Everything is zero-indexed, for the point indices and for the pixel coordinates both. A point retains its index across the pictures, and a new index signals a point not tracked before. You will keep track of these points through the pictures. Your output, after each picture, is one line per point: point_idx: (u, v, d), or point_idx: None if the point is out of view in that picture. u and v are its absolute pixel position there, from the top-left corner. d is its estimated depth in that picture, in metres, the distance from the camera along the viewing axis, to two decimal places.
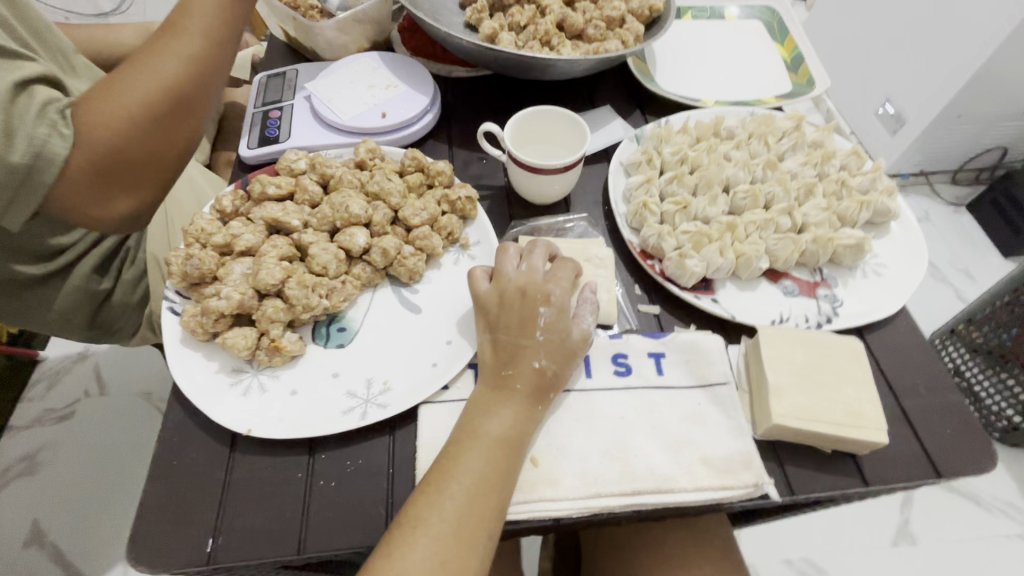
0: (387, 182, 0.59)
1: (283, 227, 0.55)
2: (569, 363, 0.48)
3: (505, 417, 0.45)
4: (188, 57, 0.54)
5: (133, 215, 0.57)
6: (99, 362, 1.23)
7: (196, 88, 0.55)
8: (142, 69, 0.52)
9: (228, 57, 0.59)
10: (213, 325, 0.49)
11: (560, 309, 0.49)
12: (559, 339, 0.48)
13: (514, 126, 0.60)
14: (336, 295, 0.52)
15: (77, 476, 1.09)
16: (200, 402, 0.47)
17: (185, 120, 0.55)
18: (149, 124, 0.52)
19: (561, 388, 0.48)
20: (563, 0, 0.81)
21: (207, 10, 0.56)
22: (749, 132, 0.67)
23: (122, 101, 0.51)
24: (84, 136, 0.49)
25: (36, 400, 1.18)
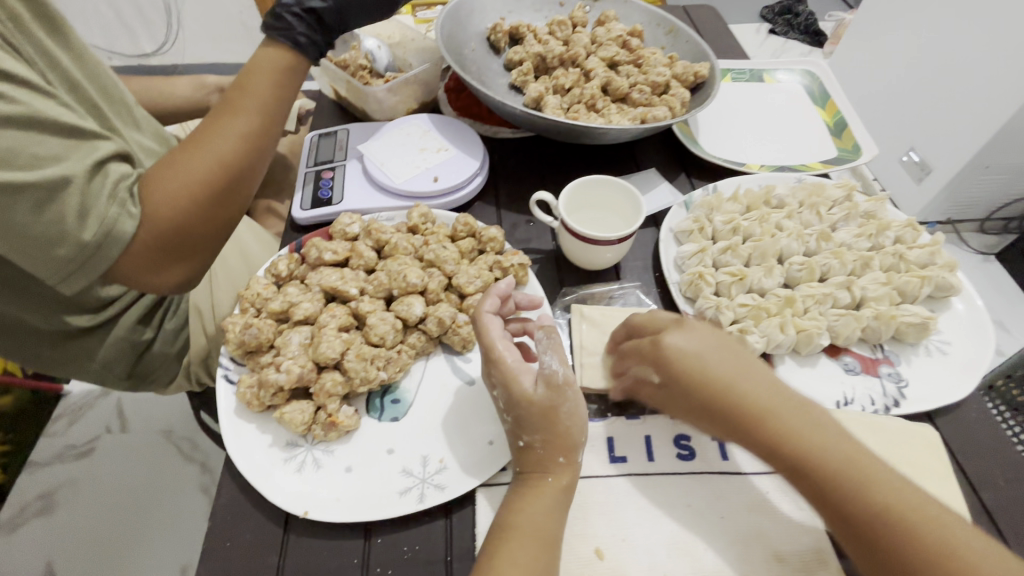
0: (442, 250, 0.59)
1: (340, 295, 0.55)
2: (547, 423, 0.45)
3: (542, 502, 0.43)
4: (246, 135, 0.55)
5: (184, 282, 0.58)
6: (121, 398, 1.22)
7: (251, 165, 0.56)
8: (202, 147, 0.53)
9: (280, 131, 0.60)
10: (271, 397, 0.48)
11: (502, 380, 0.47)
12: (522, 406, 0.46)
13: (568, 194, 0.60)
14: (392, 366, 0.51)
15: (93, 518, 1.07)
16: (255, 478, 0.46)
17: (238, 194, 0.56)
18: (208, 201, 0.53)
19: (559, 452, 0.45)
20: (606, 64, 0.83)
21: (262, 88, 0.57)
22: (799, 200, 0.67)
23: (183, 180, 0.52)
24: (149, 215, 0.50)
25: (57, 435, 1.17)
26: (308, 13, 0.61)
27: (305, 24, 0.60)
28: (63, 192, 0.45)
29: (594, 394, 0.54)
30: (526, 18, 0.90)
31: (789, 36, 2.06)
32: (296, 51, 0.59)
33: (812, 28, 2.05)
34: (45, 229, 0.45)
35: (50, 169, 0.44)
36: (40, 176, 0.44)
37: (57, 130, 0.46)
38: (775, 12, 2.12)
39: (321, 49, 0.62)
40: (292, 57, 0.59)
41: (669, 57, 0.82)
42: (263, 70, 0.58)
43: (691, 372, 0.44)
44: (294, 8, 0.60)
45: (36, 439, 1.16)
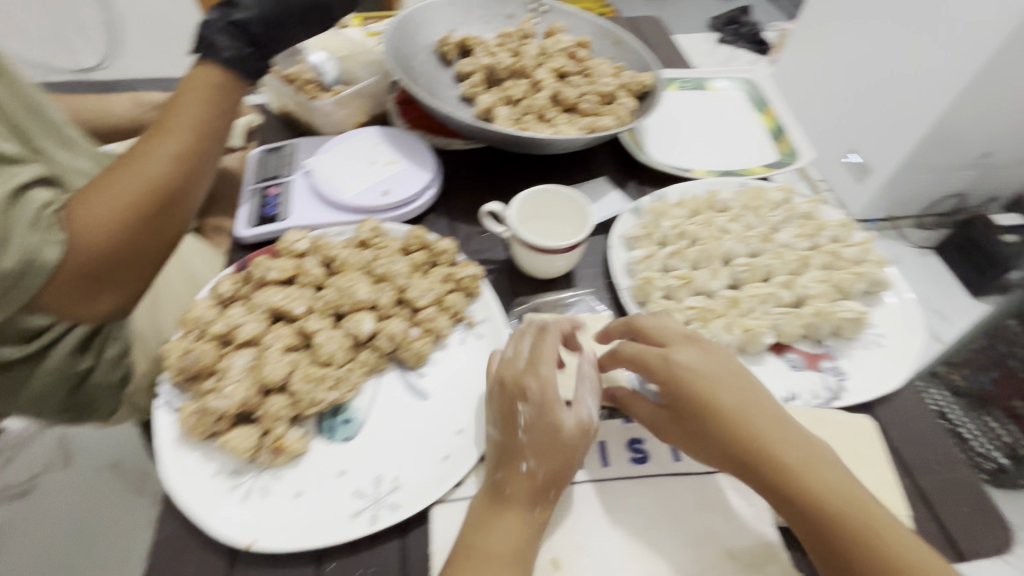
0: (394, 265, 0.58)
1: (286, 314, 0.53)
2: (560, 459, 0.45)
3: (506, 531, 0.43)
4: (180, 154, 0.54)
5: (119, 310, 0.56)
6: (65, 432, 1.15)
7: (186, 185, 0.54)
8: (132, 169, 0.51)
9: (218, 148, 0.58)
10: (214, 424, 0.46)
11: (542, 404, 0.46)
12: (546, 437, 0.45)
13: (518, 204, 0.60)
14: (343, 385, 0.50)
15: (33, 562, 1.00)
16: (196, 511, 0.44)
17: (175, 216, 0.54)
18: (140, 224, 0.51)
19: (553, 486, 0.45)
20: (556, 74, 0.84)
21: (195, 106, 0.55)
22: (742, 204, 0.69)
23: (112, 204, 0.50)
24: (75, 242, 0.48)
25: None
26: (235, 27, 0.59)
27: (232, 38, 0.59)
28: None
29: None
30: (474, 30, 0.91)
31: (736, 45, 2.12)
32: (225, 66, 0.58)
33: (757, 37, 2.14)
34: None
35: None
36: None
37: None
38: (720, 23, 2.20)
39: (253, 64, 0.60)
40: (225, 73, 0.58)
41: (615, 67, 0.84)
42: (196, 88, 0.56)
43: (706, 392, 0.47)
44: (220, 24, 0.59)
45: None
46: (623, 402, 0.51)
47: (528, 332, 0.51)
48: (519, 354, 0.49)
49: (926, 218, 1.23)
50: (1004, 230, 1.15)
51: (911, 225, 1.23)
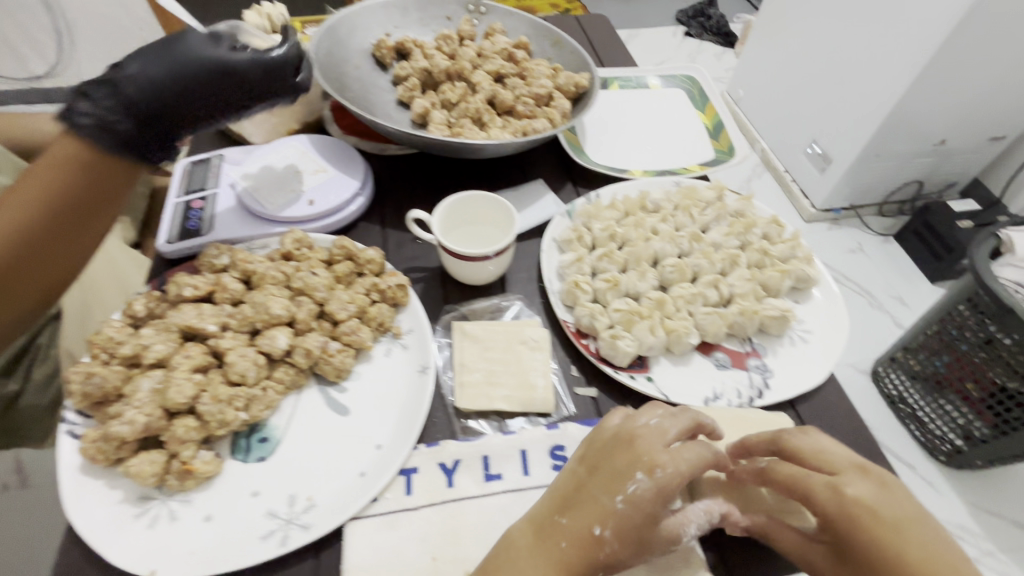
0: (313, 278, 0.57)
1: (198, 333, 0.52)
2: (635, 551, 0.42)
3: (526, 572, 0.41)
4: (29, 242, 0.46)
5: None
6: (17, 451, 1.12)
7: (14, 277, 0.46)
8: None
9: (73, 238, 0.49)
10: (116, 451, 0.45)
11: (661, 487, 0.42)
12: (647, 524, 0.42)
13: (442, 212, 0.60)
14: (255, 405, 0.49)
15: None
16: (97, 542, 0.43)
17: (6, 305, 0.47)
18: None
19: (605, 568, 0.42)
20: (493, 76, 0.84)
21: (34, 190, 0.46)
22: (674, 204, 0.70)
23: None
24: None
25: None
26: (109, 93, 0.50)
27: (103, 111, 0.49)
28: None
29: (472, 412, 0.54)
30: (412, 32, 0.90)
31: (703, 38, 2.15)
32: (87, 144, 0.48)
33: (723, 30, 2.16)
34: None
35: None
36: None
37: None
38: (686, 16, 2.22)
39: (138, 148, 0.51)
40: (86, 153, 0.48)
41: (553, 68, 0.84)
42: (51, 163, 0.47)
43: (874, 531, 0.40)
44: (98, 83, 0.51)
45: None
46: (766, 531, 0.46)
47: (682, 422, 0.47)
48: (663, 429, 0.46)
49: (887, 205, 1.23)
50: (960, 216, 1.14)
51: (871, 213, 1.24)
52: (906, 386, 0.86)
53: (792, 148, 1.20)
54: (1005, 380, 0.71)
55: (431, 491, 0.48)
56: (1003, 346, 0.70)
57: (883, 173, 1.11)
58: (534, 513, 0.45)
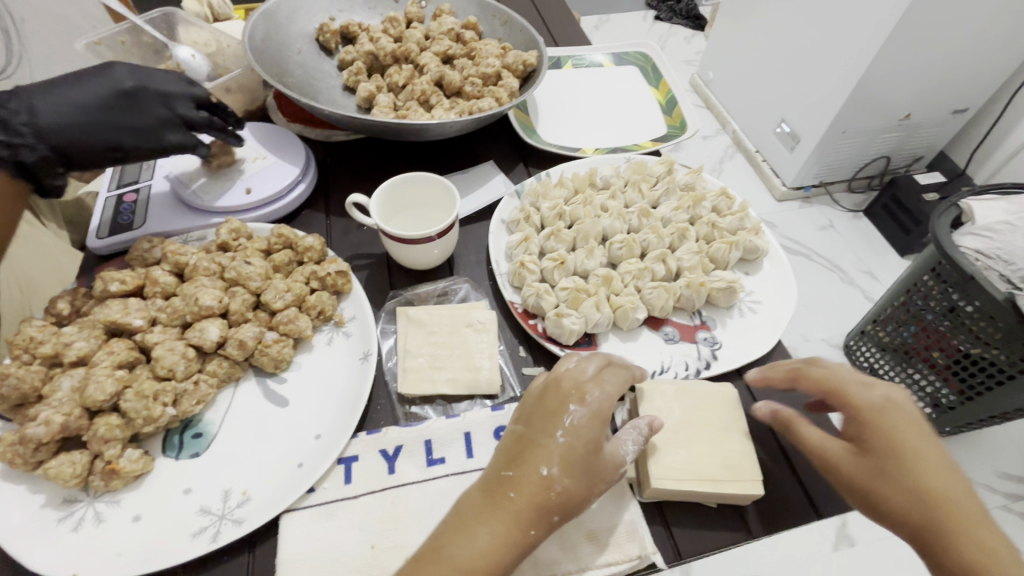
0: (245, 266, 0.55)
1: (123, 328, 0.50)
2: (585, 479, 0.41)
3: (483, 537, 0.38)
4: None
5: None
6: None
7: None
8: None
9: None
10: (33, 454, 0.43)
11: (594, 414, 0.43)
12: (587, 450, 0.42)
13: (381, 196, 0.58)
14: (185, 400, 0.48)
15: None
16: (16, 547, 0.41)
17: None
18: None
19: (559, 508, 0.40)
20: (441, 58, 0.82)
21: None
22: (623, 180, 0.69)
23: None
24: None
25: None
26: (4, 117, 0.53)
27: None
28: None
29: (416, 398, 0.53)
30: (359, 16, 0.88)
31: (672, 22, 2.14)
32: None
33: (693, 13, 2.13)
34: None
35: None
36: None
37: None
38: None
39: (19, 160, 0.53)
40: None
41: (501, 47, 0.82)
42: None
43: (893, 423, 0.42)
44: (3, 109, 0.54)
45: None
46: (789, 420, 0.47)
47: (596, 357, 0.48)
48: (582, 366, 0.47)
49: (855, 181, 1.22)
50: (927, 188, 1.13)
51: (841, 189, 1.23)
52: (876, 357, 0.85)
53: (761, 130, 1.20)
54: (970, 347, 0.69)
55: (372, 479, 0.47)
56: (965, 314, 0.68)
57: (851, 149, 1.10)
58: (482, 477, 0.43)
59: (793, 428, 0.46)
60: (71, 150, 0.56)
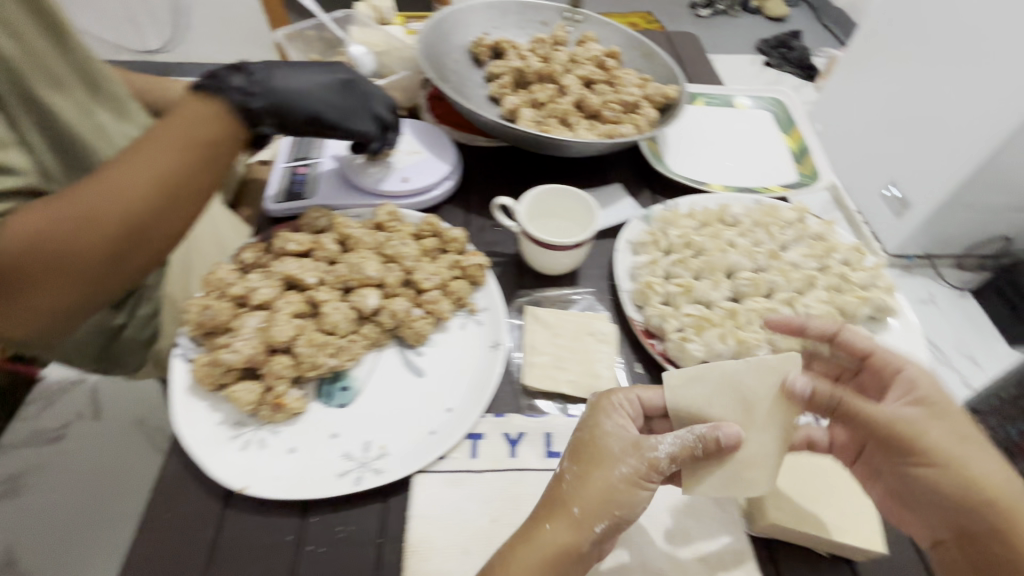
0: (404, 248, 0.61)
1: (299, 284, 0.57)
2: (595, 465, 0.43)
3: (522, 528, 0.42)
4: (165, 180, 0.49)
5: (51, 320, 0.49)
6: (97, 388, 1.21)
7: (160, 219, 0.50)
8: (110, 184, 0.47)
9: (196, 194, 0.52)
10: (222, 376, 0.50)
11: (596, 406, 0.48)
12: (588, 437, 0.46)
13: (527, 201, 0.63)
14: (343, 354, 0.53)
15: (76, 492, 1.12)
16: (197, 455, 0.48)
17: (147, 247, 0.51)
18: (111, 251, 0.48)
19: (589, 491, 0.42)
20: (583, 81, 0.87)
21: (166, 148, 0.50)
22: (754, 220, 0.70)
23: (85, 215, 0.46)
24: (61, 258, 0.46)
25: (26, 420, 1.18)
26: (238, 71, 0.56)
27: (240, 78, 0.55)
28: None
29: (539, 392, 0.56)
30: (509, 34, 0.95)
31: (783, 69, 2.14)
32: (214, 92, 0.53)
33: (805, 63, 2.13)
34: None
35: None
36: None
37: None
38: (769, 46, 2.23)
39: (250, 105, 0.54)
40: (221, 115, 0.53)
41: (642, 78, 0.86)
42: (192, 116, 0.51)
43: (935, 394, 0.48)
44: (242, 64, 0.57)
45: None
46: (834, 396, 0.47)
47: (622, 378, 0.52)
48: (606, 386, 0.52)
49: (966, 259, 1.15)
50: None
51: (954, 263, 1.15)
52: None
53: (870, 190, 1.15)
54: None
55: (496, 459, 0.50)
56: None
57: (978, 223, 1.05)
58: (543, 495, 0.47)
59: (842, 404, 0.46)
60: (285, 111, 0.58)
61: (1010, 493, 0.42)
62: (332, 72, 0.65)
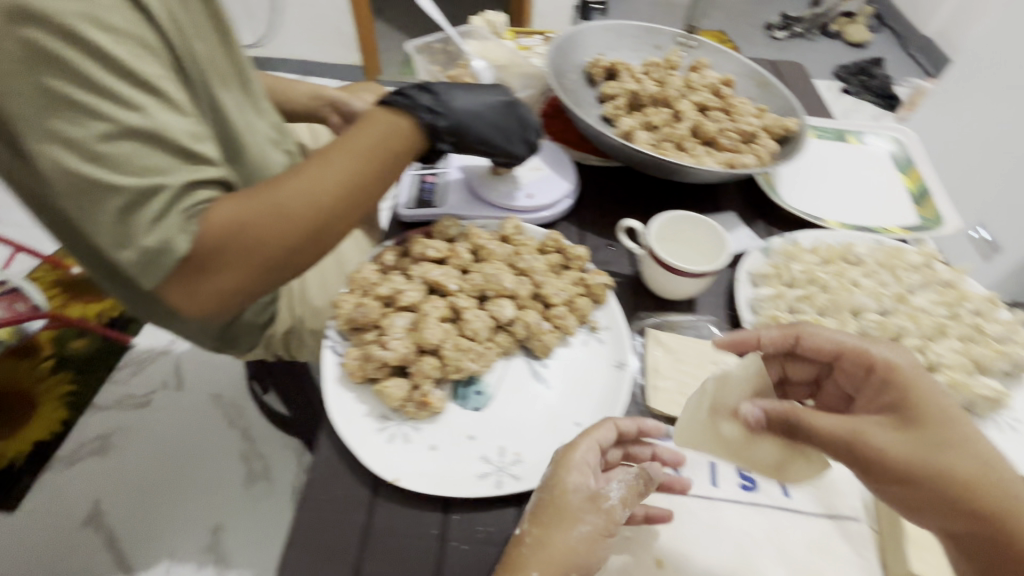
0: (534, 262, 0.64)
1: (441, 289, 0.60)
2: (552, 525, 0.45)
3: None
4: (349, 181, 0.59)
5: (236, 293, 0.58)
6: (179, 358, 1.39)
7: (334, 215, 0.59)
8: (301, 181, 0.57)
9: (364, 198, 0.61)
10: (375, 370, 0.54)
11: (560, 461, 0.48)
12: (548, 498, 0.46)
13: (656, 226, 0.64)
14: (481, 360, 0.56)
15: (164, 457, 1.22)
16: (352, 443, 0.51)
17: (321, 238, 0.60)
18: (295, 239, 0.57)
19: (547, 550, 0.44)
20: (697, 107, 0.87)
21: (350, 153, 0.59)
22: (878, 261, 0.69)
23: (281, 207, 0.56)
24: (257, 238, 0.55)
25: (120, 383, 1.34)
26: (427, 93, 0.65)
27: (428, 100, 0.64)
28: (156, 194, 0.51)
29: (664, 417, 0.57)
30: (623, 55, 0.96)
31: (860, 96, 2.14)
32: (403, 110, 0.62)
33: (886, 92, 2.12)
34: (128, 224, 0.50)
35: (151, 179, 0.50)
36: (142, 182, 0.50)
37: (172, 150, 0.52)
38: (848, 72, 2.21)
39: (433, 125, 0.63)
40: (396, 128, 0.61)
41: (758, 109, 0.87)
42: (373, 128, 0.60)
43: (911, 391, 0.46)
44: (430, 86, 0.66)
45: (100, 385, 1.33)
46: (792, 411, 0.48)
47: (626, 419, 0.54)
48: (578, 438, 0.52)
49: None
50: None
51: None
52: None
53: None
54: None
55: None
56: None
57: None
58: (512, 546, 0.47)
59: (799, 419, 0.48)
60: (461, 133, 0.66)
61: (998, 493, 0.42)
62: (499, 95, 0.71)
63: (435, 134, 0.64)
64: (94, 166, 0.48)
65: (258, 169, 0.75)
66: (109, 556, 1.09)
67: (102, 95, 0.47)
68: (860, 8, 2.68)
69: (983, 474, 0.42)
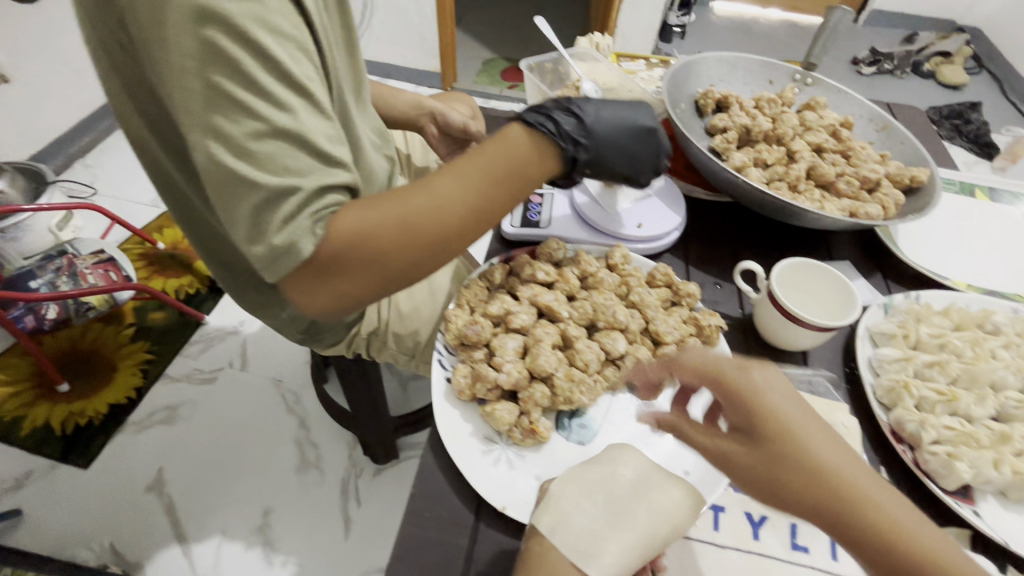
0: (647, 296, 0.63)
1: (551, 315, 0.60)
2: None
3: None
4: (480, 200, 0.56)
5: (349, 300, 0.56)
6: (247, 339, 1.44)
7: (458, 233, 0.56)
8: (431, 194, 0.54)
9: (490, 218, 0.58)
10: (485, 392, 0.54)
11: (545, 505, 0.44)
12: (537, 549, 0.42)
13: (778, 271, 0.62)
14: (590, 393, 0.55)
15: (225, 434, 1.26)
16: (458, 463, 0.50)
17: (441, 256, 0.57)
18: (417, 254, 0.55)
19: None
20: (813, 147, 0.84)
21: (482, 170, 0.56)
22: (1019, 332, 0.63)
23: (409, 220, 0.53)
24: (380, 248, 0.53)
25: (191, 357, 1.39)
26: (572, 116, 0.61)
27: (572, 126, 0.60)
28: (290, 195, 0.47)
29: None
30: (734, 88, 0.94)
31: (954, 142, 2.03)
32: (548, 136, 0.58)
33: (983, 139, 2.00)
34: (261, 221, 0.48)
35: (290, 180, 0.47)
36: (283, 182, 0.46)
37: (316, 153, 0.48)
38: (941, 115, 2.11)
39: (574, 157, 0.60)
40: (533, 149, 0.58)
41: (880, 155, 0.82)
42: (509, 146, 0.57)
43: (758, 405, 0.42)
44: (574, 105, 0.62)
45: (173, 356, 1.38)
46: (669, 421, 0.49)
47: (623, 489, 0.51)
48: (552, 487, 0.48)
49: None
50: None
51: None
52: None
53: None
54: None
55: (739, 536, 0.49)
56: None
57: None
58: None
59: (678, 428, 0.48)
60: (599, 163, 0.64)
61: (844, 492, 0.38)
62: (641, 114, 0.66)
63: (574, 166, 0.62)
64: (239, 161, 0.45)
65: (367, 173, 0.77)
66: (167, 525, 1.13)
67: (262, 96, 0.44)
68: (959, 47, 2.52)
69: (852, 495, 0.38)
